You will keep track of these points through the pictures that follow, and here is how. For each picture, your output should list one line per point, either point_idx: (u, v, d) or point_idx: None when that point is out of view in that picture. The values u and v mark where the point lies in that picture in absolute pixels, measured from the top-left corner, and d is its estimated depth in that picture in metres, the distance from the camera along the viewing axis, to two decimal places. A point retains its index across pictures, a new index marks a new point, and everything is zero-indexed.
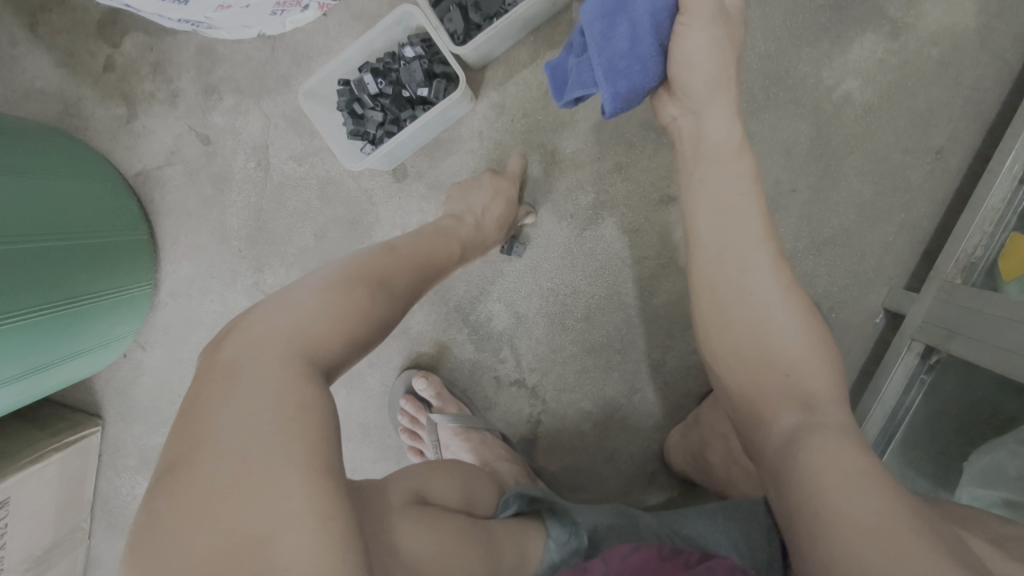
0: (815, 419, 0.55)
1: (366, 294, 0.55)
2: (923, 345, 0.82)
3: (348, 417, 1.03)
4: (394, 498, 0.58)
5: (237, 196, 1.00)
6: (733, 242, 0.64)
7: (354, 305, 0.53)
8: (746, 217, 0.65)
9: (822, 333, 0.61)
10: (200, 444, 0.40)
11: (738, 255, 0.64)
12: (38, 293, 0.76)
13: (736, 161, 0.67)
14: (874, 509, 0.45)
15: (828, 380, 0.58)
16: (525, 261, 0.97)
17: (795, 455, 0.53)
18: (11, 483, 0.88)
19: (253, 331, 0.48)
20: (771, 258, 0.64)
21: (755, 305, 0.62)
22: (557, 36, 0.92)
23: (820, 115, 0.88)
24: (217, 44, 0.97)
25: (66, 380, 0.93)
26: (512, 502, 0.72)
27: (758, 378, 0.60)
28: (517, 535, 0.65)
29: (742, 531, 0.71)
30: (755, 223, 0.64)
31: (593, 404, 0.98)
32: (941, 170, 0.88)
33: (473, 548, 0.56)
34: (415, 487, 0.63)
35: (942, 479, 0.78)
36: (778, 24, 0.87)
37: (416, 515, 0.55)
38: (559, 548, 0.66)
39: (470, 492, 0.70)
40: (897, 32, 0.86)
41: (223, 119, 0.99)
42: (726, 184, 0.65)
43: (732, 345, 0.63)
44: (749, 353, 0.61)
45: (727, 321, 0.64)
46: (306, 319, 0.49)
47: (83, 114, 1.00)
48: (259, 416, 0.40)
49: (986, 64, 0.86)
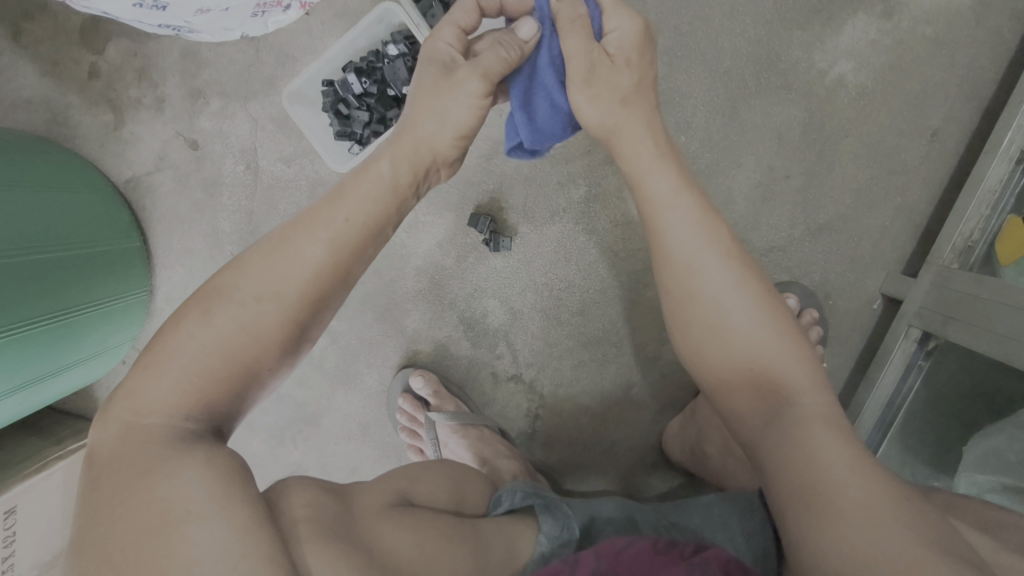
0: (788, 412, 0.54)
1: (267, 323, 0.50)
2: (920, 331, 0.81)
3: (347, 417, 1.04)
4: (375, 500, 0.58)
5: (228, 200, 1.00)
6: (680, 252, 0.61)
7: (244, 334, 0.49)
8: (686, 225, 0.62)
9: (779, 321, 0.59)
10: (103, 500, 0.41)
11: (686, 259, 0.61)
12: (33, 306, 0.76)
13: (666, 168, 0.64)
14: (858, 500, 0.45)
15: (796, 373, 0.57)
16: (515, 256, 0.96)
17: (777, 442, 0.53)
18: (15, 492, 0.90)
19: (142, 380, 0.47)
20: (720, 256, 0.61)
21: (710, 306, 0.60)
22: None
23: (813, 100, 0.87)
24: (201, 47, 0.96)
25: (65, 389, 0.94)
26: (505, 500, 0.72)
27: (724, 375, 0.59)
28: (506, 529, 0.65)
29: (736, 522, 0.71)
30: (694, 231, 0.62)
31: (591, 398, 0.98)
32: (937, 152, 0.86)
33: (458, 545, 0.56)
34: (399, 489, 0.63)
35: (941, 464, 0.78)
36: (768, 8, 0.85)
37: (397, 518, 0.56)
38: (549, 541, 0.66)
39: (460, 491, 0.70)
40: (890, 11, 0.84)
41: (210, 123, 0.98)
42: (666, 195, 0.63)
43: (693, 345, 0.62)
44: (713, 352, 0.60)
45: (688, 322, 0.62)
46: (195, 362, 0.48)
47: (70, 122, 0.99)
48: (159, 465, 0.42)
49: (981, 41, 0.84)
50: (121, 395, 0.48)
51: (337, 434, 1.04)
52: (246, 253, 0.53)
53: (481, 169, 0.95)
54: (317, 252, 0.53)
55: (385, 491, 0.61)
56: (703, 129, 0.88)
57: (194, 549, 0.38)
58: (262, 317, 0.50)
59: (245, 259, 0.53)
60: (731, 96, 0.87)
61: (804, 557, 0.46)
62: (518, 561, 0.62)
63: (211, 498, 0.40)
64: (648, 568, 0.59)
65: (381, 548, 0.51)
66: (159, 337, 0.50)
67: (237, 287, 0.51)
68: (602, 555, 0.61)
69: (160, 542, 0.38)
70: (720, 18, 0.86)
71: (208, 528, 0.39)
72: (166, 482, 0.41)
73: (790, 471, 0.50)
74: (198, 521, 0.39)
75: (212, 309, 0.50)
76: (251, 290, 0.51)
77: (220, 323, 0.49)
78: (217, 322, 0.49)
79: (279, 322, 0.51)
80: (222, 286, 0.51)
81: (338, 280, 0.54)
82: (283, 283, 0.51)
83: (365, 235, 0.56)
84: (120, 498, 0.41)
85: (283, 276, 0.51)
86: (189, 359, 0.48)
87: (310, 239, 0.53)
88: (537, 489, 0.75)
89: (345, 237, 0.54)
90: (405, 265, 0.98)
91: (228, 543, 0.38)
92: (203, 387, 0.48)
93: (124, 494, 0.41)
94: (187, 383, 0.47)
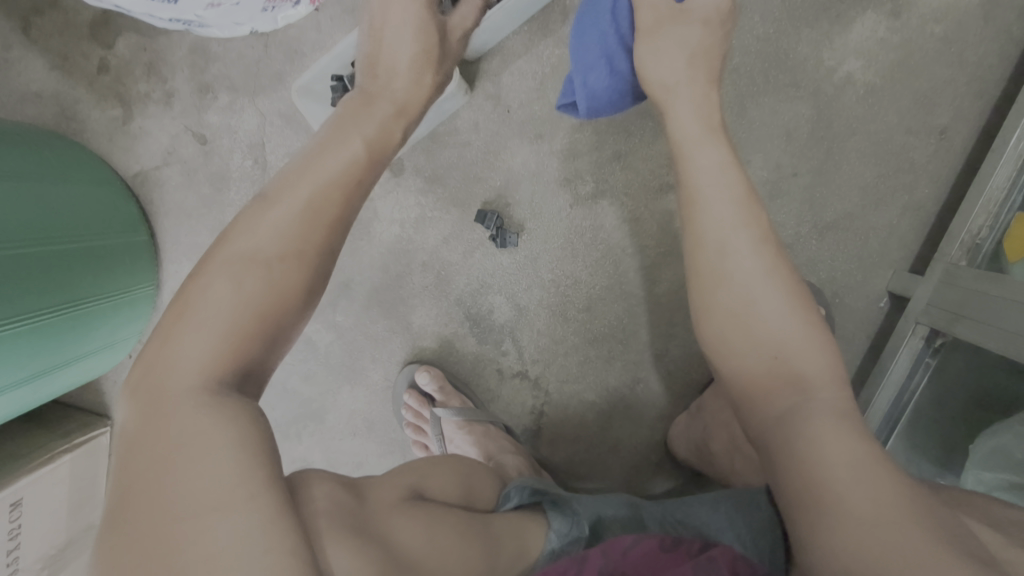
0: (810, 401, 0.54)
1: (284, 277, 0.51)
2: (927, 328, 0.81)
3: (353, 413, 1.04)
4: (388, 494, 0.58)
5: (235, 195, 1.00)
6: (714, 228, 0.63)
7: (265, 287, 0.50)
8: (724, 202, 0.63)
9: (806, 313, 0.60)
10: (129, 479, 0.41)
11: (719, 240, 0.62)
12: (42, 296, 0.76)
13: (713, 147, 0.66)
14: (870, 503, 0.45)
15: (822, 365, 0.57)
16: (521, 252, 0.96)
17: (791, 435, 0.52)
18: (21, 484, 0.89)
19: (172, 348, 0.47)
20: (754, 242, 0.62)
21: (739, 289, 0.61)
22: (552, 24, 0.91)
23: (821, 98, 0.87)
24: (210, 42, 0.97)
25: (72, 382, 0.94)
26: (514, 495, 0.72)
27: (748, 364, 0.59)
28: (515, 525, 0.65)
29: (744, 522, 0.71)
30: (733, 208, 0.63)
31: (597, 395, 0.98)
32: (945, 151, 0.86)
33: (472, 541, 0.56)
34: (410, 484, 0.63)
35: (948, 462, 0.78)
36: (776, 5, 0.85)
37: (412, 512, 0.55)
38: (559, 538, 0.66)
39: (470, 487, 0.70)
40: (898, 10, 0.84)
41: (218, 118, 0.99)
42: (713, 175, 0.65)
43: (719, 327, 0.62)
44: (736, 338, 0.60)
45: (713, 304, 0.62)
46: (224, 323, 0.48)
47: (79, 116, 1.00)
48: (182, 450, 0.41)
49: (990, 40, 0.84)
50: (147, 366, 0.46)
51: (342, 430, 1.04)
52: (249, 210, 0.54)
53: (489, 165, 0.95)
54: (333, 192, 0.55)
55: (397, 486, 0.61)
56: None
57: (220, 541, 0.37)
58: (275, 270, 0.51)
59: (252, 212, 0.53)
60: (739, 93, 0.88)
61: (817, 550, 0.46)
62: (528, 556, 0.62)
63: (236, 486, 0.39)
64: (655, 567, 0.59)
65: (396, 543, 0.51)
66: (180, 304, 0.49)
67: (251, 242, 0.51)
68: (610, 551, 0.60)
69: (185, 531, 0.38)
70: None
71: (230, 520, 0.38)
72: (192, 467, 0.40)
73: (799, 466, 0.50)
74: (221, 511, 0.38)
75: (238, 273, 0.50)
76: (262, 243, 0.51)
77: (236, 278, 0.49)
78: (239, 280, 0.49)
79: (292, 275, 0.51)
80: (232, 246, 0.51)
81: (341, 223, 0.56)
82: (291, 236, 0.52)
83: (357, 179, 0.58)
84: (143, 479, 0.40)
85: (293, 223, 0.53)
86: (220, 320, 0.48)
87: (304, 190, 0.54)
88: (544, 486, 0.75)
89: (341, 178, 0.56)
90: (412, 260, 0.98)
91: (250, 535, 0.37)
92: (233, 347, 0.48)
93: (147, 475, 0.40)
94: (219, 346, 0.47)
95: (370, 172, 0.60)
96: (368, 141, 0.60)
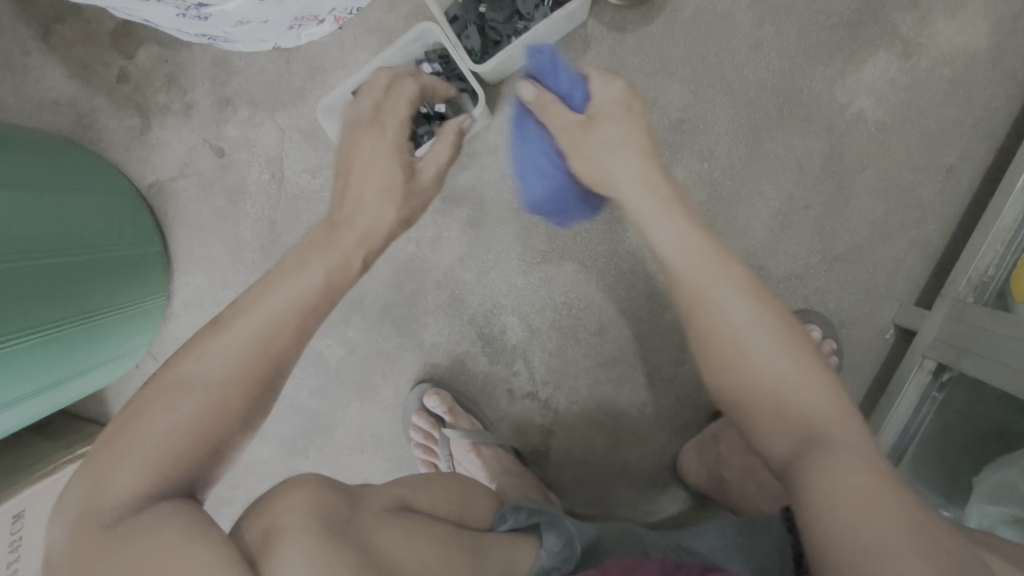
0: (817, 442, 0.55)
1: (224, 394, 0.54)
2: (934, 362, 0.83)
3: (361, 429, 1.04)
4: (377, 503, 0.58)
5: (251, 208, 1.00)
6: (692, 283, 0.65)
7: (202, 401, 0.53)
8: (696, 256, 0.66)
9: (801, 348, 0.61)
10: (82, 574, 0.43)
11: (698, 292, 0.65)
12: (58, 305, 0.76)
13: (670, 217, 0.69)
14: (860, 522, 0.47)
15: (821, 400, 0.58)
16: (538, 276, 0.97)
17: (802, 473, 0.53)
18: (24, 496, 0.90)
19: (107, 459, 0.50)
20: (735, 287, 0.64)
21: (728, 336, 0.62)
22: (572, 50, 0.91)
23: (833, 133, 0.89)
24: (232, 56, 0.97)
25: (82, 392, 0.94)
26: (509, 517, 0.70)
27: (745, 404, 0.61)
28: (507, 543, 0.64)
29: (765, 534, 0.72)
30: (706, 262, 0.65)
31: (605, 417, 0.99)
32: (952, 188, 0.89)
33: (459, 552, 0.57)
34: (401, 495, 0.63)
35: (953, 496, 0.80)
36: (793, 42, 0.88)
37: (396, 522, 0.56)
38: (551, 555, 0.65)
39: (467, 507, 0.70)
40: (910, 51, 0.87)
41: (237, 131, 0.99)
42: (669, 240, 0.67)
43: (717, 377, 0.64)
44: (735, 385, 0.62)
45: (707, 356, 0.64)
46: (160, 443, 0.50)
47: (95, 125, 1.00)
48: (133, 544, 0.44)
49: (997, 84, 0.87)
50: (82, 484, 0.49)
51: (349, 445, 1.04)
52: (201, 332, 0.57)
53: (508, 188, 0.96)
54: (275, 316, 0.58)
55: (386, 495, 0.61)
56: (725, 157, 0.91)
57: None
58: (211, 378, 0.54)
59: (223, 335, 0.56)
60: (754, 126, 0.90)
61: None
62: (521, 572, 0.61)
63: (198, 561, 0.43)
64: None
65: (380, 547, 0.52)
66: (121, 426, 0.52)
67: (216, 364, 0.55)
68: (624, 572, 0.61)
69: None
70: (746, 50, 0.89)
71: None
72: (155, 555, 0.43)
73: (803, 506, 0.51)
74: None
75: (174, 396, 0.53)
76: (206, 367, 0.55)
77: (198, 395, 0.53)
78: (174, 403, 0.52)
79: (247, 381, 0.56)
80: (173, 371, 0.55)
81: (253, 366, 0.56)
82: (228, 368, 0.55)
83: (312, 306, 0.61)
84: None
85: (235, 343, 0.56)
86: (154, 441, 0.50)
87: (258, 318, 0.58)
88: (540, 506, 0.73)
89: (293, 308, 0.60)
90: (426, 280, 0.99)
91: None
92: (168, 458, 0.50)
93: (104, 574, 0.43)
94: (150, 460, 0.50)
95: (327, 300, 0.63)
96: (327, 270, 0.64)
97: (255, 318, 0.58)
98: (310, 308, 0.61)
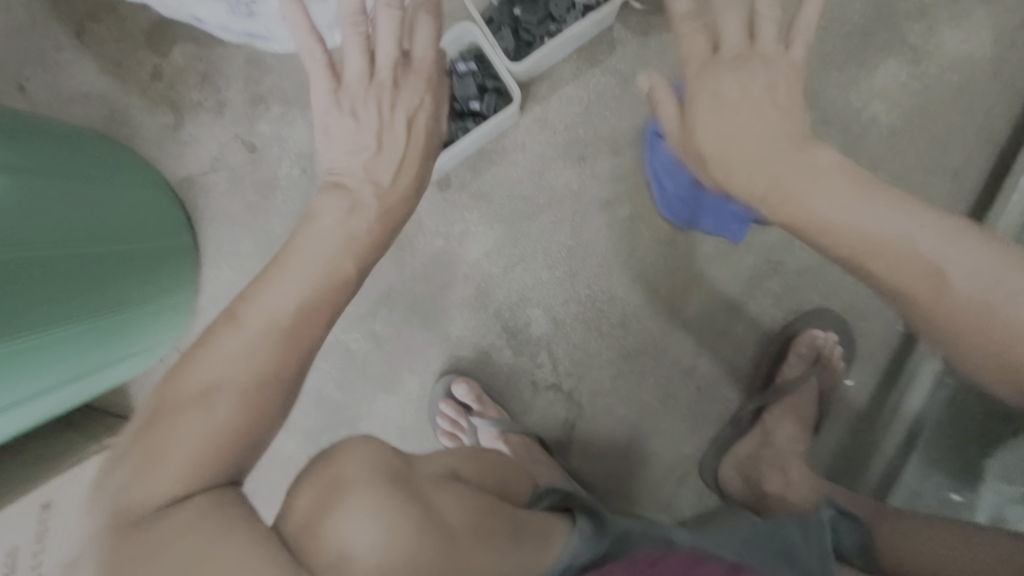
0: None
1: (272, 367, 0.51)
2: (946, 351, 0.87)
3: (386, 421, 1.05)
4: (428, 470, 0.60)
5: (281, 203, 1.02)
6: (868, 234, 0.55)
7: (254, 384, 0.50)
8: (876, 207, 0.55)
9: None
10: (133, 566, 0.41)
11: (881, 238, 0.55)
12: (98, 298, 0.77)
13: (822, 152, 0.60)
14: None
15: None
16: (562, 270, 1.00)
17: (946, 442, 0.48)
18: (52, 486, 0.89)
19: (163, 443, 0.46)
20: (936, 223, 0.53)
21: (931, 269, 0.53)
22: (599, 54, 0.95)
23: (846, 135, 0.94)
24: (266, 55, 1.00)
25: (111, 383, 0.94)
26: (546, 498, 0.72)
27: (980, 356, 0.53)
28: (542, 525, 0.62)
29: (794, 528, 0.70)
30: (894, 206, 0.55)
31: (627, 408, 1.02)
32: (958, 188, 0.94)
33: (504, 522, 0.58)
34: (449, 464, 0.65)
35: (965, 479, 0.84)
36: (807, 49, 0.93)
37: (445, 489, 0.58)
38: (586, 542, 0.64)
39: (507, 482, 0.71)
40: (918, 58, 0.92)
41: (269, 128, 1.01)
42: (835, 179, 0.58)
43: (962, 331, 0.53)
44: (967, 328, 0.52)
45: (915, 304, 0.54)
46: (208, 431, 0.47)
47: (129, 120, 1.02)
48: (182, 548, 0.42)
49: (1000, 90, 0.92)
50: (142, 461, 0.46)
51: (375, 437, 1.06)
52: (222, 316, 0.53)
53: (535, 185, 0.99)
54: (291, 294, 0.54)
55: (436, 464, 0.63)
56: None
57: None
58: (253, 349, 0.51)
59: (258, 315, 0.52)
60: None
61: None
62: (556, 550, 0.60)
63: None
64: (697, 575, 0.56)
65: (437, 508, 0.54)
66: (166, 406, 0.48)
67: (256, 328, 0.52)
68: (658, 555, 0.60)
69: None
70: None
71: None
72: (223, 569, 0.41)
73: None
74: None
75: (222, 356, 0.50)
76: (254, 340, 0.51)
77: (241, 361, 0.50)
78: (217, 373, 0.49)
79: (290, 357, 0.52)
80: (211, 355, 0.50)
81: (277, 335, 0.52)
82: (261, 353, 0.51)
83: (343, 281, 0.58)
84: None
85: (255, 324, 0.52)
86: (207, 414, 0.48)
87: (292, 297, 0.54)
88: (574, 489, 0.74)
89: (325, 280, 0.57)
90: (454, 273, 1.01)
91: None
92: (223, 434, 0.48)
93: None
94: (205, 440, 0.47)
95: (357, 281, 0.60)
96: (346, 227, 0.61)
97: (286, 291, 0.54)
98: (339, 272, 0.58)
